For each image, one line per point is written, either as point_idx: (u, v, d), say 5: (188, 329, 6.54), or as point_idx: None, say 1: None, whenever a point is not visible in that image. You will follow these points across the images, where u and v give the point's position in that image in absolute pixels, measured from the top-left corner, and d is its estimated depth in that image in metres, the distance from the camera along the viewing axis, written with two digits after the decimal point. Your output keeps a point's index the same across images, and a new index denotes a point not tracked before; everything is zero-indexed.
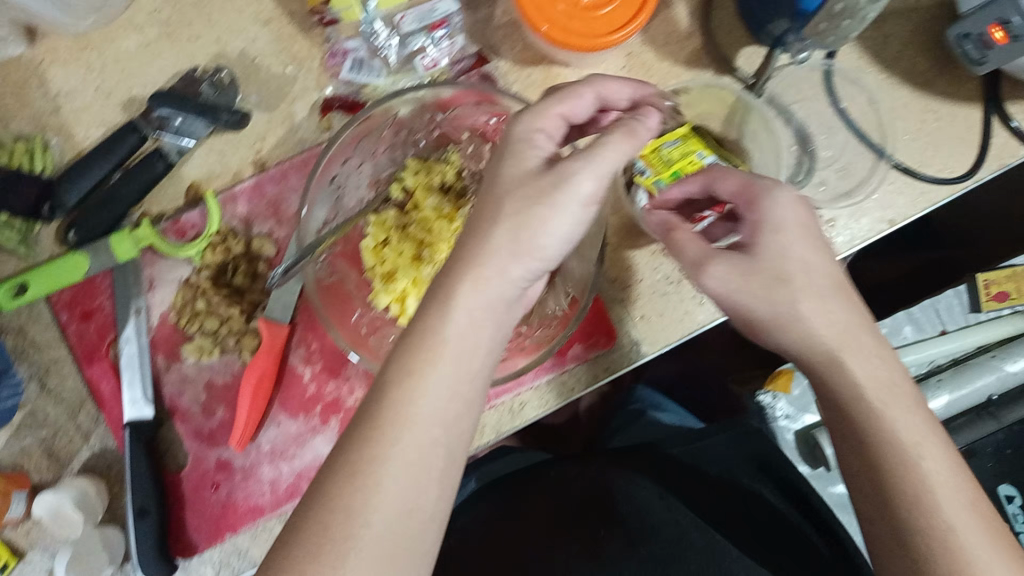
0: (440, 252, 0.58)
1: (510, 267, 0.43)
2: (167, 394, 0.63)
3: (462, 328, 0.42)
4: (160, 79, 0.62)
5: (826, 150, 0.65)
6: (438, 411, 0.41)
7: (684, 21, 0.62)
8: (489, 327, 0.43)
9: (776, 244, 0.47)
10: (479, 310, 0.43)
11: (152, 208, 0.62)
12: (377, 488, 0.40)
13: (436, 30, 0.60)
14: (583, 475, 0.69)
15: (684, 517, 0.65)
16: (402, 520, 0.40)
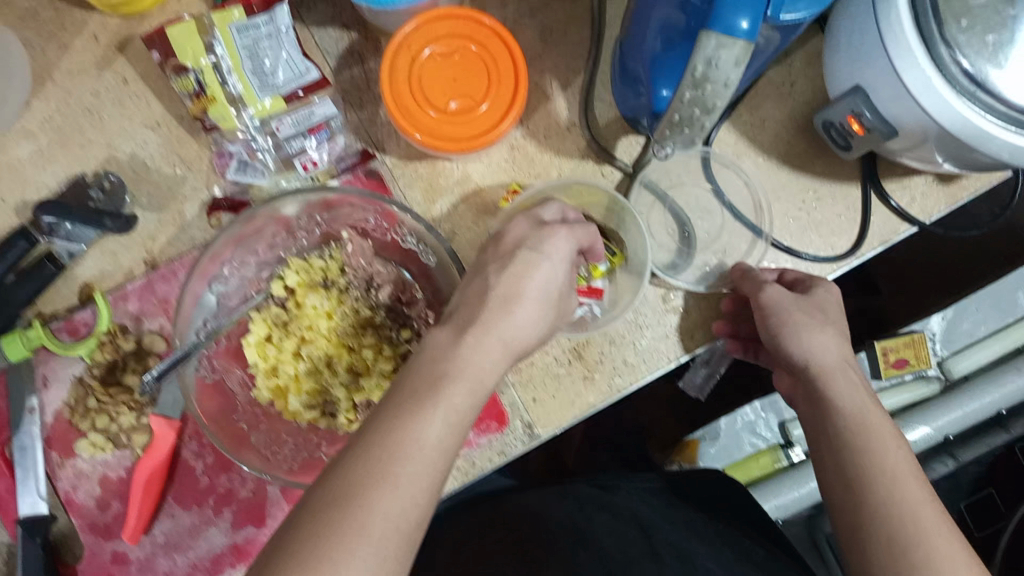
0: (320, 349, 0.59)
1: (536, 313, 0.48)
2: (61, 489, 0.63)
3: (484, 344, 0.45)
4: (51, 183, 0.65)
5: (704, 231, 0.67)
6: (452, 419, 0.42)
7: (563, 113, 0.65)
8: (499, 366, 0.45)
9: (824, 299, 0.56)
10: (499, 347, 0.45)
11: (46, 307, 0.64)
12: (400, 487, 0.39)
13: (315, 132, 0.61)
14: (553, 493, 0.71)
15: (646, 511, 0.67)
16: (414, 511, 0.39)
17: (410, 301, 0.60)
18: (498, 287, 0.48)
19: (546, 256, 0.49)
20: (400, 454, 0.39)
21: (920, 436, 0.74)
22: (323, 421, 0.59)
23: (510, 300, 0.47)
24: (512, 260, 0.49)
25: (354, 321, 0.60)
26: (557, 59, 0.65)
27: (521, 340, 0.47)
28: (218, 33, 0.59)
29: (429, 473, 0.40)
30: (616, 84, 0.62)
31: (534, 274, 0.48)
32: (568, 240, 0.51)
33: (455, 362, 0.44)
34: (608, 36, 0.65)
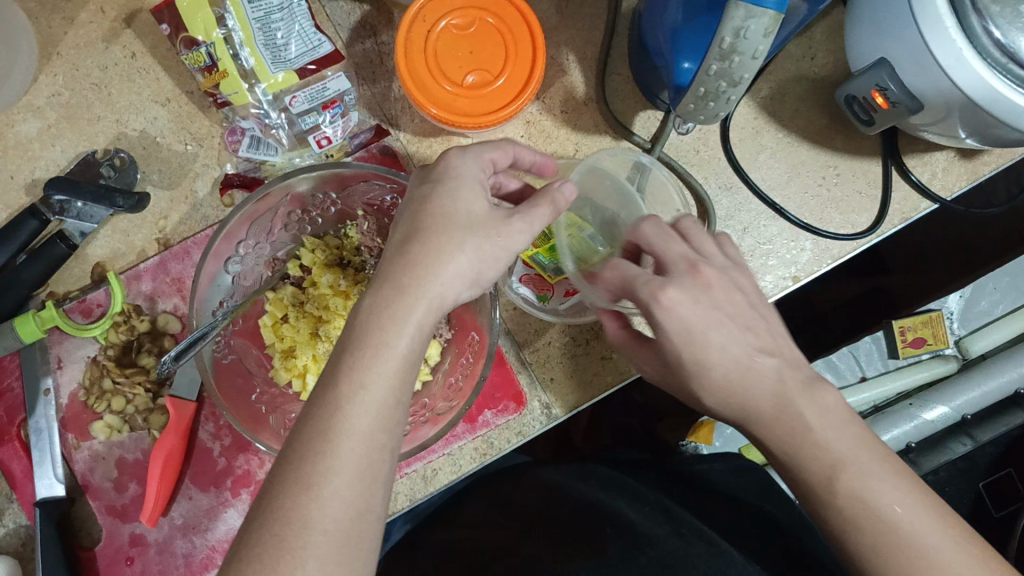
0: (338, 329, 0.58)
1: (449, 248, 0.42)
2: (78, 471, 0.63)
3: (398, 309, 0.41)
4: (60, 161, 0.64)
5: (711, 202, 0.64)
6: (372, 405, 0.39)
7: (580, 88, 0.64)
8: (418, 328, 0.41)
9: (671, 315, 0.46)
10: (414, 306, 0.41)
11: (59, 288, 0.63)
12: (317, 487, 0.37)
13: (330, 109, 0.60)
14: (575, 471, 0.71)
15: (661, 491, 0.67)
16: (340, 509, 0.37)
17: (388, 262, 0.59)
18: (400, 237, 0.44)
19: (442, 186, 0.44)
20: (317, 456, 0.38)
21: (938, 414, 0.76)
22: None
23: (415, 245, 0.43)
24: (410, 205, 0.45)
25: None
26: (574, 32, 0.64)
27: (431, 289, 0.42)
28: (232, 8, 0.57)
29: (366, 464, 0.38)
30: (636, 59, 0.61)
31: (436, 211, 0.44)
32: (466, 163, 0.46)
33: (365, 337, 0.41)
34: (625, 8, 0.64)
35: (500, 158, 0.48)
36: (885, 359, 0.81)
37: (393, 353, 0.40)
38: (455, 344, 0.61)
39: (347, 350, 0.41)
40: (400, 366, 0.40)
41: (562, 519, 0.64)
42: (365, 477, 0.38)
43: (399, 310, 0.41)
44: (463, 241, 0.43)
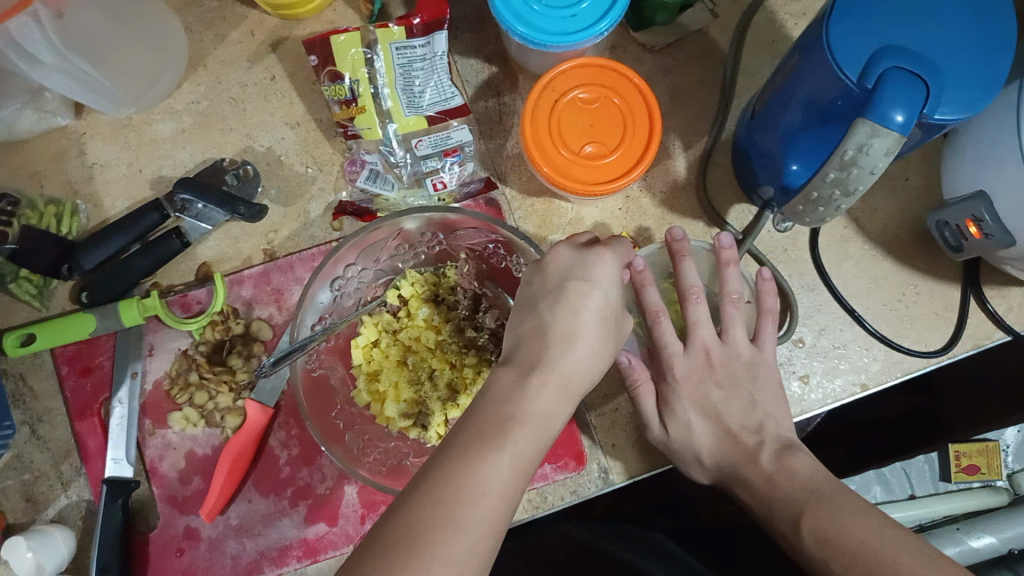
0: (424, 360, 0.61)
1: (592, 343, 0.47)
2: (148, 457, 0.66)
3: (552, 393, 0.45)
4: (187, 163, 0.68)
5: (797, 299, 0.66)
6: (518, 467, 0.41)
7: (681, 172, 0.67)
8: (560, 410, 0.45)
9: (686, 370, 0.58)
10: (558, 389, 0.45)
11: (163, 281, 0.67)
12: (465, 531, 0.38)
13: (450, 156, 0.65)
14: (612, 531, 0.71)
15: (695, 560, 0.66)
16: (480, 556, 0.38)
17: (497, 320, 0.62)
18: (556, 325, 0.47)
19: (593, 282, 0.48)
20: (467, 497, 0.39)
21: (984, 545, 0.77)
22: (413, 430, 0.61)
23: (569, 338, 0.47)
24: (563, 294, 0.48)
25: None
26: (683, 121, 0.68)
27: (568, 380, 0.46)
28: (381, 52, 0.62)
29: (501, 518, 0.39)
30: (743, 155, 0.64)
31: (582, 308, 0.48)
32: (613, 263, 0.50)
33: (523, 408, 0.43)
34: (733, 107, 0.68)
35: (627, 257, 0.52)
36: (936, 481, 0.88)
37: (544, 428, 0.43)
38: None
39: (501, 412, 0.43)
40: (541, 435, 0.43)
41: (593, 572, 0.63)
42: (497, 531, 0.39)
43: (552, 389, 0.45)
44: (598, 337, 0.48)
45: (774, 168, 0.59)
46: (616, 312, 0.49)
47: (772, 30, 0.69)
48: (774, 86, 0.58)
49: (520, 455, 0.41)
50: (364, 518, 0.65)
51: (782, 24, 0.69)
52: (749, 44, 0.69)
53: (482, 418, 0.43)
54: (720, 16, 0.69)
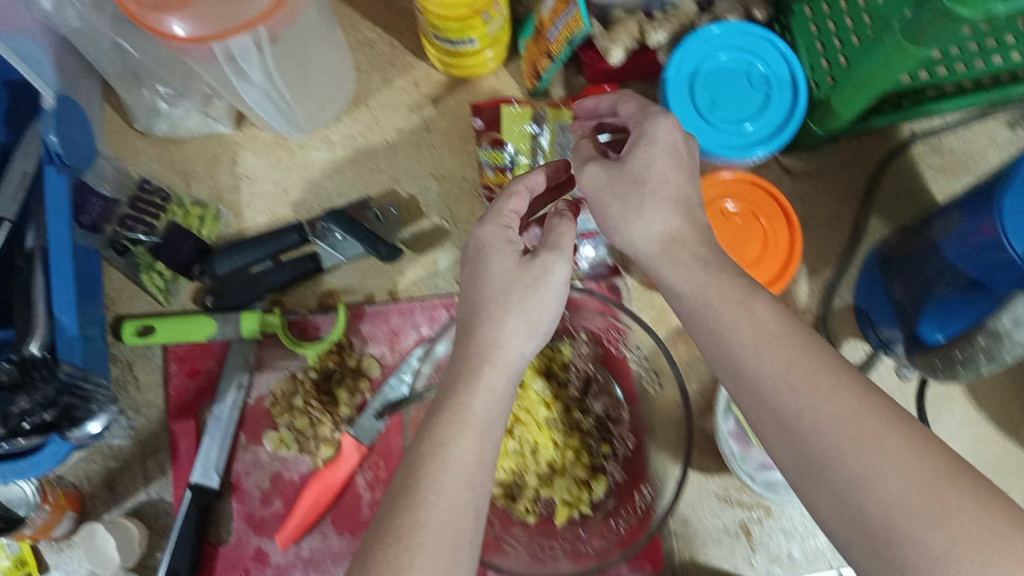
0: (529, 434, 0.62)
1: (551, 268, 0.49)
2: (235, 470, 0.66)
3: (513, 335, 0.48)
4: (332, 193, 0.71)
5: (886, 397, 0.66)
6: (491, 400, 0.46)
7: (802, 297, 0.69)
8: (527, 350, 0.48)
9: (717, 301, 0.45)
10: (519, 325, 0.48)
11: (288, 301, 0.69)
12: (442, 480, 0.43)
13: (588, 237, 0.68)
14: None
15: None
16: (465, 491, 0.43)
17: (619, 415, 0.63)
18: (501, 266, 0.49)
19: (471, 261, 0.51)
20: (434, 450, 0.44)
21: None
22: (502, 500, 0.62)
23: (528, 283, 0.49)
24: (472, 264, 0.50)
25: (568, 421, 0.63)
26: (812, 249, 0.70)
27: (510, 354, 0.47)
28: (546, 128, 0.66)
29: (480, 458, 0.44)
30: (876, 295, 0.65)
31: (482, 286, 0.49)
32: (492, 228, 0.51)
33: (481, 347, 0.47)
34: (863, 245, 0.70)
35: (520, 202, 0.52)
36: None
37: (511, 365, 0.47)
38: (622, 491, 0.62)
39: (464, 363, 0.47)
40: (496, 430, 0.46)
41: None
42: (480, 467, 0.44)
43: (511, 323, 0.48)
44: (545, 281, 0.49)
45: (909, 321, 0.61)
46: (510, 267, 0.49)
47: (912, 180, 0.71)
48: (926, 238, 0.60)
49: (489, 396, 0.46)
50: None
51: (921, 175, 0.71)
52: (886, 186, 0.71)
53: (452, 377, 0.47)
54: (863, 156, 0.71)
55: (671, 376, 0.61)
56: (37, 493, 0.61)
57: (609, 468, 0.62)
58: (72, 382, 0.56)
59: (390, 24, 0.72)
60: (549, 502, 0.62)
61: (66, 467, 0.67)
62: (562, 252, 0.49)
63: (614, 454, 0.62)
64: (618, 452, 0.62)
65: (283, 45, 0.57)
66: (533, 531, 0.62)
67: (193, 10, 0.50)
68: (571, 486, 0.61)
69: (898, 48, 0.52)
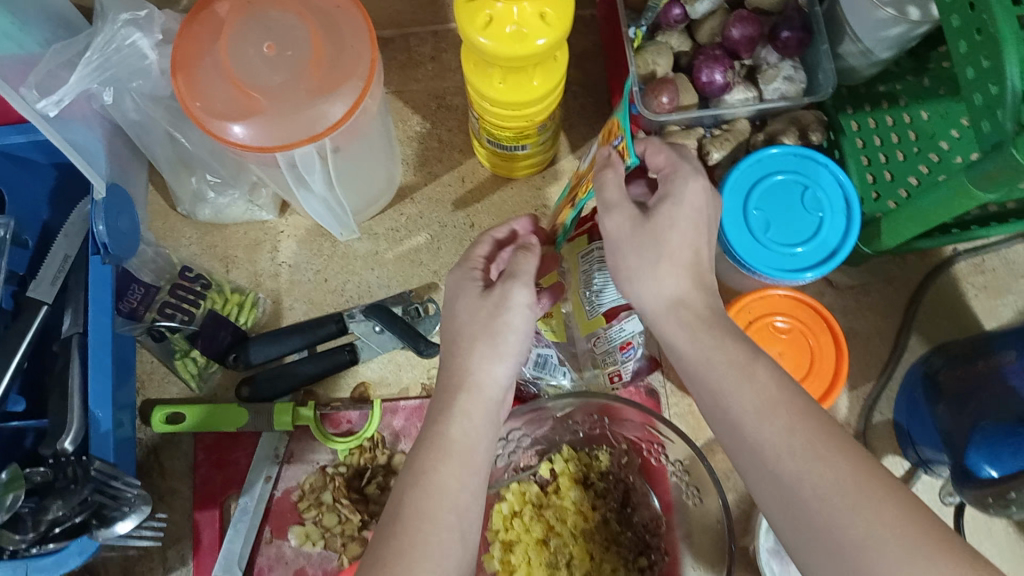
0: (566, 546, 0.60)
1: (518, 293, 0.49)
2: (258, 564, 0.65)
3: (490, 363, 0.48)
4: (372, 284, 0.71)
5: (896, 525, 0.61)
6: (467, 426, 0.47)
7: (843, 411, 0.69)
8: (501, 369, 0.49)
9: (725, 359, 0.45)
10: (491, 351, 0.48)
11: (321, 392, 0.68)
12: (423, 513, 0.44)
13: (625, 348, 0.62)
14: None
15: None
16: (446, 524, 0.44)
17: (643, 512, 0.63)
18: (469, 300, 0.50)
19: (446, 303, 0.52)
20: (414, 482, 0.45)
21: None
22: None
23: (500, 312, 0.49)
24: (447, 303, 0.52)
25: (605, 535, 0.61)
26: (851, 363, 0.70)
27: (485, 381, 0.48)
28: (569, 260, 0.62)
29: (461, 493, 0.45)
30: (919, 417, 0.66)
31: (455, 320, 0.50)
32: (463, 272, 0.52)
33: (458, 379, 0.48)
34: (903, 361, 0.70)
35: (490, 254, 0.54)
36: None
37: (489, 390, 0.48)
38: None
39: (445, 396, 0.48)
40: (475, 454, 0.47)
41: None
42: (463, 504, 0.45)
43: (484, 351, 0.48)
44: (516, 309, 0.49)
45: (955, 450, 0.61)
46: (478, 301, 0.50)
47: (951, 298, 0.71)
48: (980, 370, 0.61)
49: (468, 428, 0.47)
50: None
51: (963, 293, 0.71)
52: (927, 303, 0.71)
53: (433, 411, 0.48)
54: (903, 272, 0.72)
55: (710, 491, 0.59)
56: None
57: None
58: (103, 480, 0.54)
59: (439, 122, 0.74)
60: None
61: None
62: (520, 277, 0.49)
63: (649, 565, 0.61)
64: (654, 564, 0.61)
65: (346, 156, 0.60)
66: None
67: (258, 120, 0.51)
68: None
69: (959, 189, 0.53)
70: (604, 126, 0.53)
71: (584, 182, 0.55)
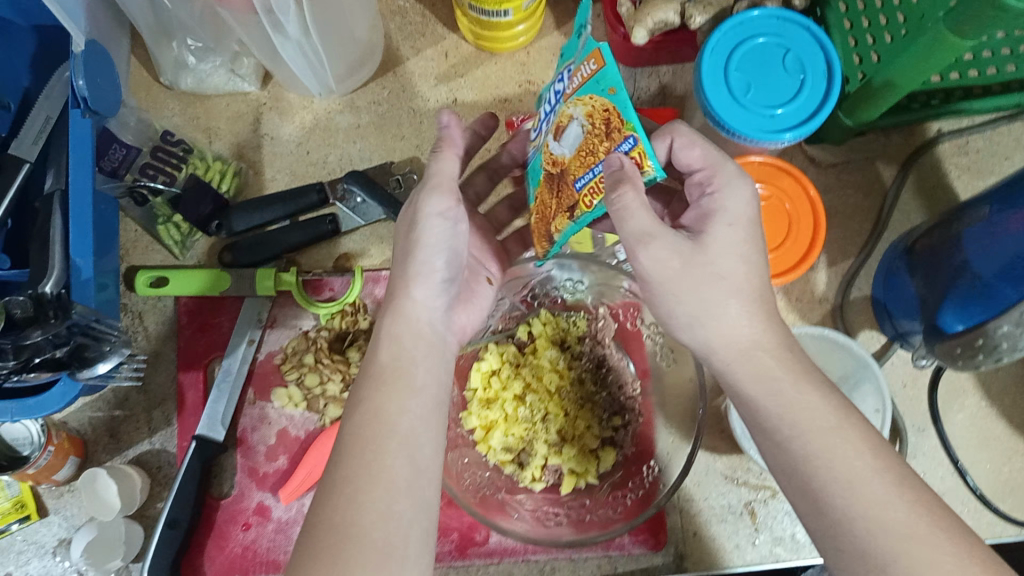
0: (542, 402, 0.62)
1: (435, 209, 0.49)
2: (241, 424, 0.66)
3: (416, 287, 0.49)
4: (355, 157, 0.71)
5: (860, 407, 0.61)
6: (402, 352, 0.47)
7: (820, 287, 0.68)
8: (427, 291, 0.49)
9: (722, 236, 0.47)
10: (414, 274, 0.49)
11: (303, 261, 0.69)
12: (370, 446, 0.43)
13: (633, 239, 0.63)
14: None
15: None
16: (395, 452, 0.43)
17: (622, 383, 0.64)
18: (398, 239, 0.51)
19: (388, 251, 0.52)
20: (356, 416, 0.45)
21: None
22: (510, 465, 0.62)
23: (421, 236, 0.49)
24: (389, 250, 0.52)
25: (583, 394, 0.63)
26: (832, 238, 0.69)
27: (414, 304, 0.49)
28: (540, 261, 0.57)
29: (408, 419, 0.45)
30: (895, 291, 0.65)
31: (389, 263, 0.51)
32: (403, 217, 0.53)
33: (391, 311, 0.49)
34: (883, 239, 0.69)
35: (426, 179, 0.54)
36: None
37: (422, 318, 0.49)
38: (628, 464, 0.63)
39: (385, 336, 0.48)
40: (415, 377, 0.47)
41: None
42: (409, 429, 0.44)
43: (409, 278, 0.49)
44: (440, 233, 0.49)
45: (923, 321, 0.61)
46: (403, 237, 0.51)
47: (934, 177, 0.70)
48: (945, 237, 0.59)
49: (406, 358, 0.47)
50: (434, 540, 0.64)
51: (946, 173, 0.71)
52: (912, 181, 0.70)
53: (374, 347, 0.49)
54: (888, 152, 0.71)
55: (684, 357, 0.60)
56: (40, 431, 0.60)
57: (619, 440, 0.63)
58: (85, 323, 0.55)
59: None
60: (557, 470, 0.62)
61: (71, 412, 0.67)
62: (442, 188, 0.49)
63: (624, 425, 0.63)
64: (629, 425, 0.63)
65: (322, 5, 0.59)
66: (539, 498, 0.62)
67: None
68: (579, 455, 0.62)
69: (937, 40, 0.52)
70: (577, 105, 0.44)
71: (569, 172, 0.46)
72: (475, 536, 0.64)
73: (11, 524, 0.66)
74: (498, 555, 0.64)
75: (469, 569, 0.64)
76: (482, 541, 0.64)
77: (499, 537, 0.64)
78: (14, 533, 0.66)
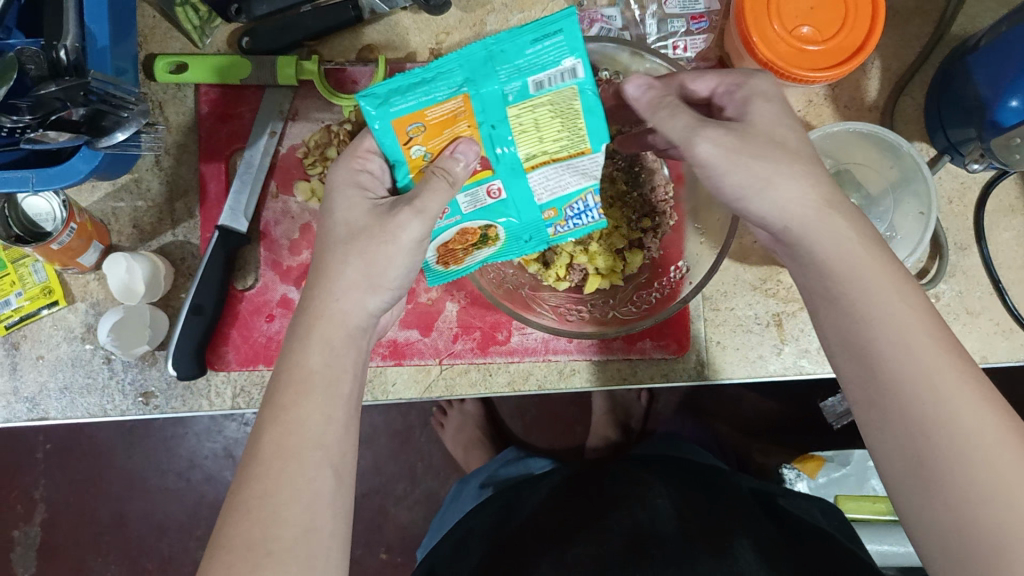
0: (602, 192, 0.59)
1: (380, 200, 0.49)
2: (264, 218, 0.66)
3: (338, 294, 0.47)
4: None
5: (900, 225, 0.58)
6: (323, 363, 0.46)
7: (872, 94, 0.64)
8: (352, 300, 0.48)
9: (763, 108, 0.45)
10: (351, 269, 0.48)
11: (323, 51, 0.66)
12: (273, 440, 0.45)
13: (695, 22, 0.63)
14: (640, 467, 0.81)
15: (702, 482, 0.76)
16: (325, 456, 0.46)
17: (655, 185, 0.61)
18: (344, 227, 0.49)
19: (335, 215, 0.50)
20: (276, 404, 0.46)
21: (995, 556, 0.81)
22: (534, 265, 0.60)
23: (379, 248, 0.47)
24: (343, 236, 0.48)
25: (612, 192, 0.59)
26: (888, 39, 0.63)
27: (345, 313, 0.48)
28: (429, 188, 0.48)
29: (312, 385, 0.46)
30: (948, 97, 0.59)
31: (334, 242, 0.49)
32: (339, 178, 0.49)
33: (319, 306, 0.48)
34: (941, 44, 0.63)
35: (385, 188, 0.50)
36: None
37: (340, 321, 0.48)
38: (655, 266, 0.62)
39: (305, 313, 0.48)
40: (332, 388, 0.46)
41: (529, 529, 0.71)
42: (327, 398, 0.46)
43: (342, 279, 0.48)
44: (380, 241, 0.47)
45: (973, 128, 0.56)
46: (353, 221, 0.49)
47: None
48: (1007, 29, 0.53)
49: (326, 337, 0.47)
50: (457, 338, 0.64)
51: None
52: None
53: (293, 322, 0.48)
54: None
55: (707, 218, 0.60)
56: (63, 208, 0.59)
57: (647, 243, 0.60)
58: (103, 93, 0.54)
59: None
60: (582, 270, 0.61)
61: (94, 201, 0.66)
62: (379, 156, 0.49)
63: (654, 229, 0.60)
64: (658, 228, 0.60)
65: None
66: (563, 297, 0.62)
67: None
68: (606, 255, 0.59)
69: None
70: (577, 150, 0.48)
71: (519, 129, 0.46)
72: (498, 335, 0.64)
73: (41, 309, 0.66)
74: (518, 354, 0.64)
75: (489, 367, 0.64)
76: (505, 341, 0.64)
77: (521, 336, 0.64)
78: (44, 319, 0.67)
